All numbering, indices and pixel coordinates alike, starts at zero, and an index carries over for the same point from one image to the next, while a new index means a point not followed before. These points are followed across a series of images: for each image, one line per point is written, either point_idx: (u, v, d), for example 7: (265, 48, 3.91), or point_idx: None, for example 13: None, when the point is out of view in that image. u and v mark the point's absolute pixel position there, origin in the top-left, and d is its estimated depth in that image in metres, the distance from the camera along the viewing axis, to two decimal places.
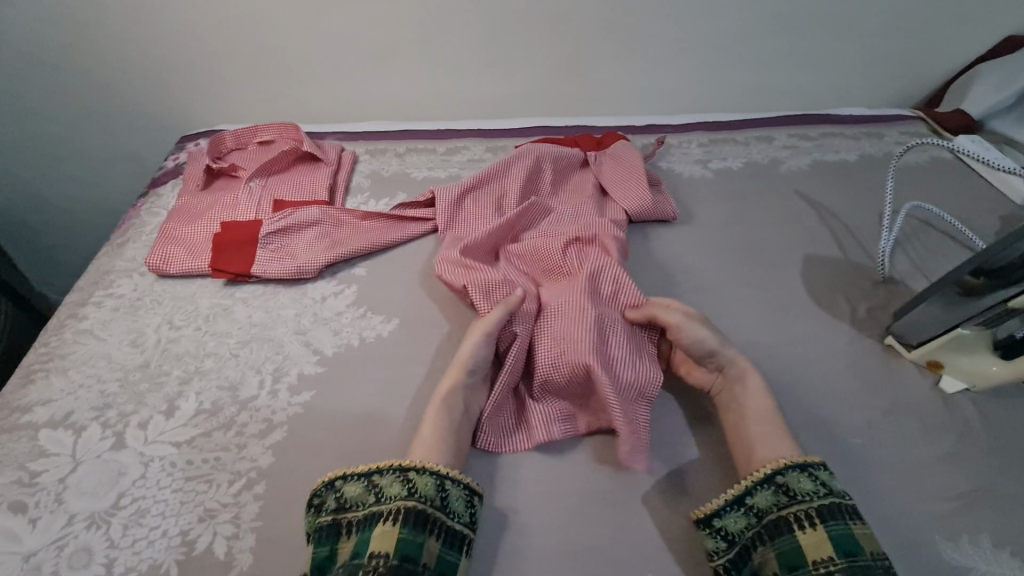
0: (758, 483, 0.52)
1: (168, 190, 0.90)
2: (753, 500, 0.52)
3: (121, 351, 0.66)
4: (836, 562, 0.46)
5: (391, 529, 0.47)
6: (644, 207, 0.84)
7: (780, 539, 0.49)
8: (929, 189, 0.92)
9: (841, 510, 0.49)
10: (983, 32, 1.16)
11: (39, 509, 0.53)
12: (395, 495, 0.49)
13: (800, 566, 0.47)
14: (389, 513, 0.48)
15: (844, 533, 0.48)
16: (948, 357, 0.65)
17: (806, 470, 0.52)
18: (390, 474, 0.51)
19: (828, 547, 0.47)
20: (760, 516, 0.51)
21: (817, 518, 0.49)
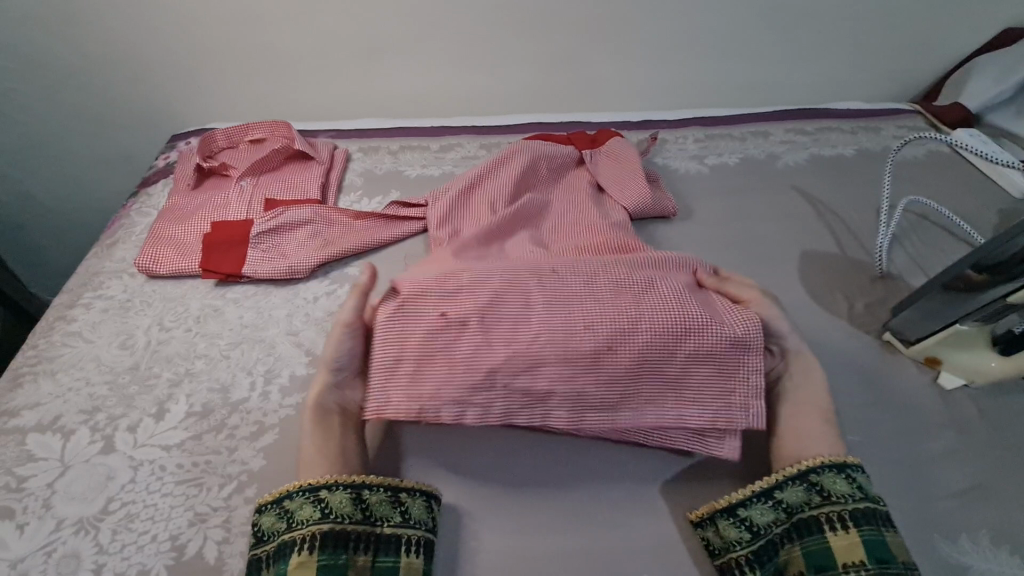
0: (790, 479, 0.51)
1: (158, 190, 0.88)
2: (783, 495, 0.51)
3: (111, 353, 0.66)
4: (867, 567, 0.46)
5: (308, 558, 0.45)
6: (639, 204, 0.83)
7: (809, 538, 0.48)
8: (927, 184, 0.91)
9: (876, 515, 0.48)
10: (980, 26, 1.15)
11: (26, 515, 0.52)
12: (307, 518, 0.48)
13: (829, 567, 0.47)
14: (302, 540, 0.46)
15: (878, 539, 0.47)
16: (947, 353, 0.64)
17: (843, 472, 0.51)
18: (298, 496, 0.49)
19: (859, 551, 0.47)
20: (791, 513, 0.50)
21: (850, 521, 0.48)
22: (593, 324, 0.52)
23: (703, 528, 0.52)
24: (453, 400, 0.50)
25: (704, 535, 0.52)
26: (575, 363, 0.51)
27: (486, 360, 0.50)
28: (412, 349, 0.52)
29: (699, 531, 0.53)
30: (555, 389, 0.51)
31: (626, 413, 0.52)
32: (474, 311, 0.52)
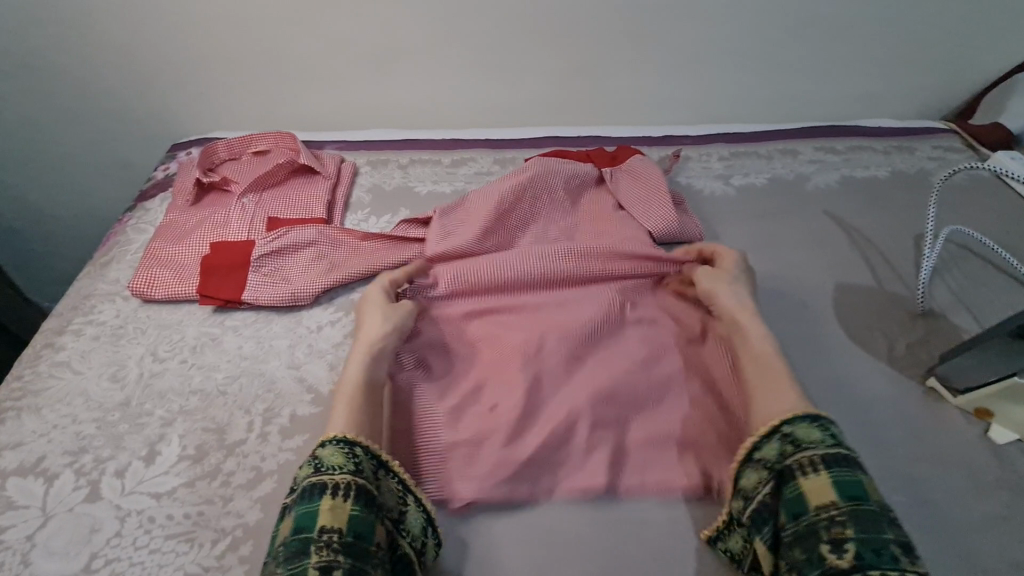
0: (762, 436, 0.50)
1: (157, 204, 0.84)
2: (761, 454, 0.49)
3: (100, 386, 0.61)
4: (838, 507, 0.43)
5: (341, 504, 0.44)
6: (666, 228, 0.78)
7: (786, 489, 0.46)
8: (967, 210, 0.86)
9: (842, 458, 0.46)
10: (1020, 40, 1.10)
11: (3, 572, 0.48)
12: (335, 466, 0.46)
13: (803, 513, 0.44)
14: (333, 486, 0.45)
15: (850, 479, 0.44)
16: (997, 405, 0.59)
17: (815, 421, 0.48)
18: (331, 445, 0.48)
19: (830, 492, 0.44)
20: (767, 468, 0.48)
21: (821, 463, 0.45)
22: (615, 411, 0.59)
23: (720, 542, 0.51)
24: (485, 483, 0.55)
25: (723, 548, 0.51)
26: (580, 433, 0.57)
27: (528, 441, 0.57)
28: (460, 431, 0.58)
29: (719, 545, 0.51)
30: (567, 459, 0.57)
31: (631, 475, 0.56)
32: (494, 395, 0.60)
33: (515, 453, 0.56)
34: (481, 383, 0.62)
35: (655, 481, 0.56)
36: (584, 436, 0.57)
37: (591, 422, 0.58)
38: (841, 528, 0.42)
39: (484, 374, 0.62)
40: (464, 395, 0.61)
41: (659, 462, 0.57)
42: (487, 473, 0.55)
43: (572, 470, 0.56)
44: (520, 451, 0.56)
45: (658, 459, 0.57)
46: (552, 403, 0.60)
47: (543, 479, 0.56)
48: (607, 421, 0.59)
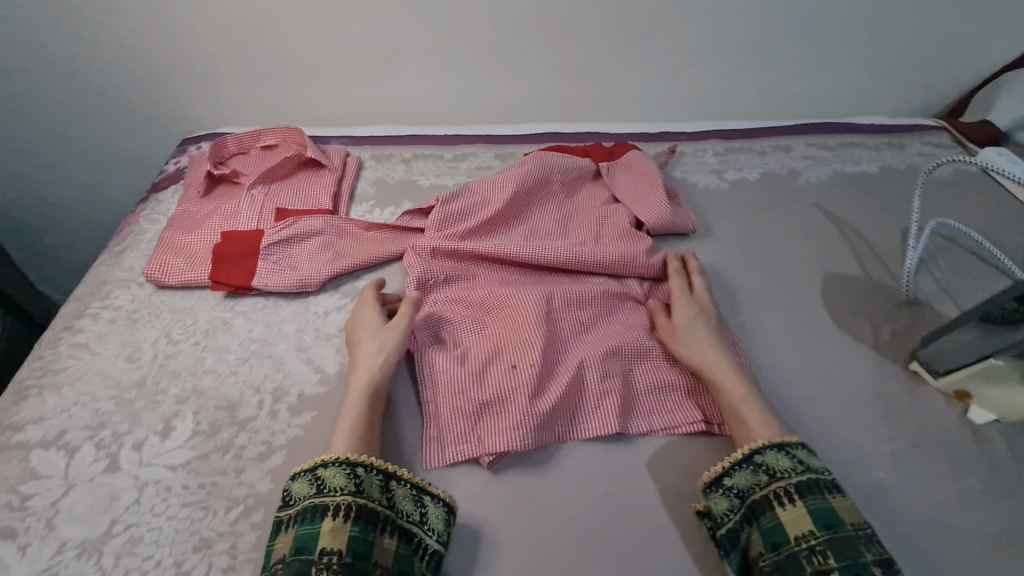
0: (737, 463, 0.55)
1: (169, 195, 0.87)
2: (734, 480, 0.54)
3: (117, 366, 0.64)
4: (817, 535, 0.48)
5: (341, 525, 0.48)
6: (661, 219, 0.80)
7: (763, 518, 0.51)
8: (954, 204, 0.89)
9: (813, 485, 0.51)
10: (1009, 40, 1.12)
11: (28, 536, 0.51)
12: (339, 488, 0.50)
13: (783, 543, 0.49)
14: (335, 508, 0.49)
15: (823, 507, 0.50)
16: (976, 387, 0.62)
17: (784, 450, 0.54)
18: (334, 466, 0.51)
19: (807, 520, 0.49)
20: (743, 497, 0.53)
21: (796, 493, 0.51)
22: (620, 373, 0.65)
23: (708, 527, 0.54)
24: (512, 434, 0.58)
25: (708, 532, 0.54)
26: (583, 387, 0.63)
27: (547, 396, 0.61)
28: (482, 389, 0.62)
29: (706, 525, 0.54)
30: (576, 408, 0.62)
31: (633, 420, 0.62)
32: (507, 358, 0.64)
33: (537, 406, 0.60)
34: (486, 347, 0.66)
35: (654, 424, 0.62)
36: (588, 386, 0.63)
37: (594, 375, 0.64)
38: (822, 557, 0.47)
39: (490, 341, 0.66)
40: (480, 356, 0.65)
41: (655, 411, 0.63)
42: (513, 424, 0.59)
43: (584, 418, 0.62)
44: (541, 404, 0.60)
45: (651, 410, 0.63)
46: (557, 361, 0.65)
47: (558, 428, 0.61)
48: (606, 376, 0.64)
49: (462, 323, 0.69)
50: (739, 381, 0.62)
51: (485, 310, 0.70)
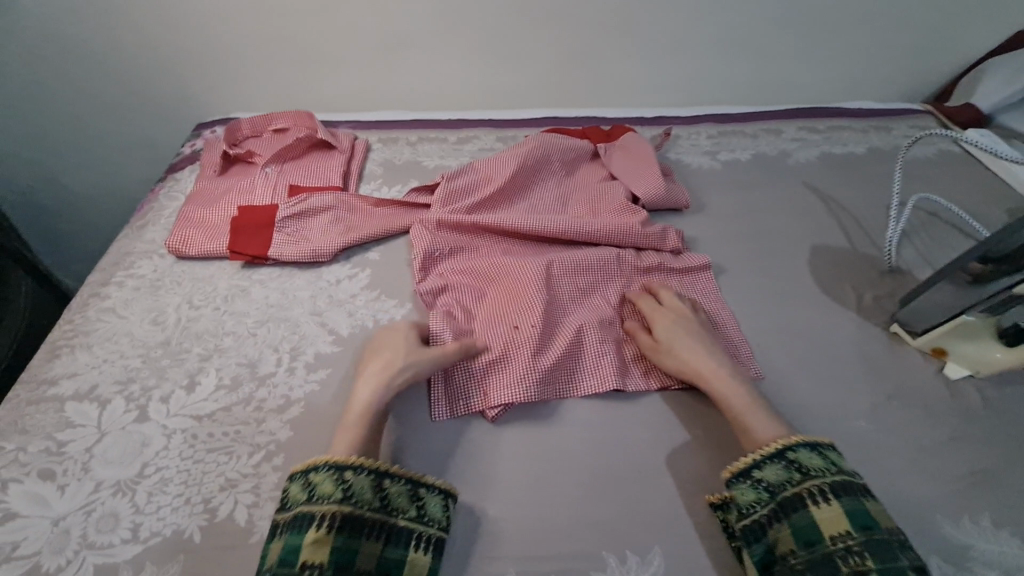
0: (769, 457, 0.53)
1: (186, 175, 0.91)
2: (763, 474, 0.52)
3: (143, 328, 0.68)
4: (853, 536, 0.47)
5: (324, 536, 0.47)
6: (656, 195, 0.84)
7: (794, 515, 0.49)
8: (936, 182, 0.93)
9: (845, 486, 0.50)
10: (993, 27, 1.16)
11: (66, 477, 0.55)
12: (327, 494, 0.49)
13: (817, 542, 0.47)
14: (321, 517, 0.48)
15: (858, 509, 0.48)
16: (951, 344, 0.66)
17: (817, 449, 0.53)
18: (323, 471, 0.50)
19: (843, 521, 0.48)
20: (772, 491, 0.51)
21: (830, 493, 0.49)
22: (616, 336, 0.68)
23: (722, 511, 0.54)
24: (517, 387, 0.61)
25: (723, 517, 0.54)
26: (580, 348, 0.65)
27: (548, 355, 0.64)
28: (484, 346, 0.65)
29: (720, 514, 0.54)
30: (576, 367, 0.65)
31: (630, 380, 0.64)
32: (510, 320, 0.67)
33: (538, 364, 0.63)
34: (491, 312, 0.69)
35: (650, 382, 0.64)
36: (586, 346, 0.66)
37: (592, 336, 0.66)
38: (858, 558, 0.46)
39: (494, 306, 0.69)
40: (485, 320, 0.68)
41: (652, 369, 0.66)
42: (518, 379, 0.62)
43: (583, 376, 0.64)
44: (542, 362, 0.63)
45: (648, 368, 0.66)
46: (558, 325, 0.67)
47: (559, 384, 0.63)
48: (604, 338, 0.67)
49: (465, 289, 0.72)
50: (736, 392, 0.59)
51: (489, 277, 0.73)
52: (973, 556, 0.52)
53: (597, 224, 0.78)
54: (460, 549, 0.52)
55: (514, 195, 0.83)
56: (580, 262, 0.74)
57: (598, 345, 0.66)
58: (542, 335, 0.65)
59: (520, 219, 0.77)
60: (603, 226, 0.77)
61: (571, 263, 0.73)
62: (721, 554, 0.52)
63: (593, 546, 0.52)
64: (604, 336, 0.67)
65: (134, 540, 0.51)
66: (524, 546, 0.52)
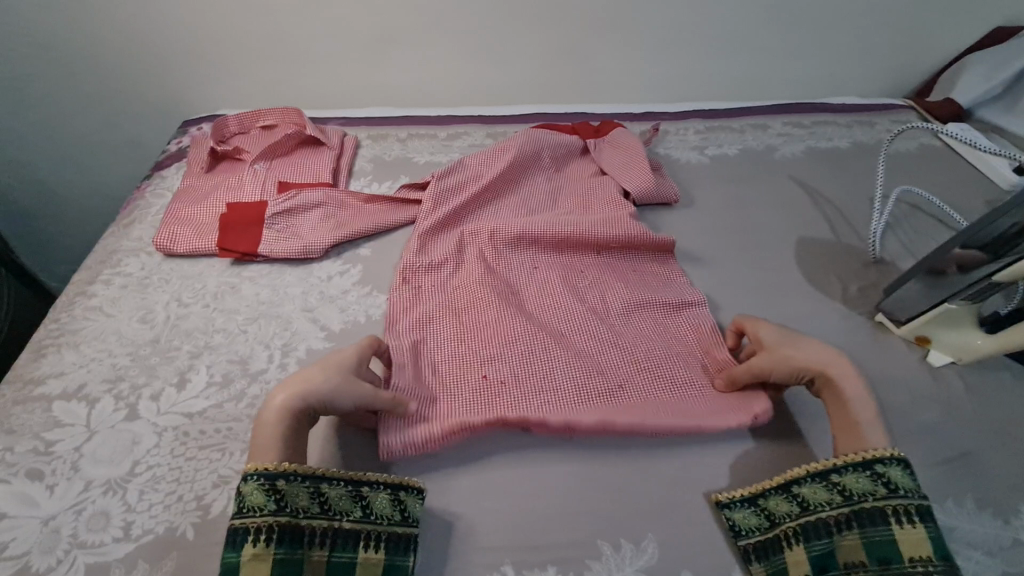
0: (852, 465, 0.52)
1: (172, 173, 0.90)
2: (843, 479, 0.52)
3: (131, 326, 0.68)
4: (933, 562, 0.47)
5: (264, 550, 0.45)
6: (646, 189, 0.85)
7: (876, 528, 0.49)
8: (919, 175, 0.95)
9: (921, 511, 0.49)
10: (973, 23, 1.19)
11: (55, 476, 0.54)
12: (258, 507, 0.46)
13: (894, 559, 0.47)
14: (255, 531, 0.45)
15: (938, 536, 0.48)
16: (934, 331, 0.67)
17: (903, 467, 0.52)
18: (252, 481, 0.47)
19: (925, 546, 0.48)
20: (853, 500, 0.51)
21: (916, 516, 0.49)
22: (603, 356, 0.66)
23: (727, 509, 0.54)
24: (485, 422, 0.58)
25: (728, 516, 0.54)
26: (576, 358, 0.65)
27: (528, 387, 0.63)
28: (458, 377, 0.63)
29: (723, 512, 0.54)
30: (559, 386, 0.63)
31: (638, 417, 0.60)
32: (489, 355, 0.65)
33: (515, 397, 0.61)
34: (488, 340, 0.66)
35: (648, 401, 0.61)
36: (571, 373, 0.64)
37: (575, 361, 0.65)
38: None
39: (487, 316, 0.69)
40: (467, 337, 0.67)
41: (641, 386, 0.64)
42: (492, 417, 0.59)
43: (580, 414, 0.60)
44: (519, 397, 0.61)
45: (637, 389, 0.63)
46: (548, 341, 0.67)
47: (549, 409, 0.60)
48: (590, 360, 0.65)
49: (450, 303, 0.71)
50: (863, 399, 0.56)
51: (473, 295, 0.71)
52: (957, 536, 0.53)
53: (588, 221, 0.78)
54: (455, 539, 0.52)
55: (504, 196, 0.84)
56: (561, 282, 0.74)
57: (582, 369, 0.64)
58: (522, 362, 0.65)
59: (510, 225, 0.77)
60: (588, 227, 0.77)
61: (554, 286, 0.73)
62: (717, 538, 0.53)
63: (591, 534, 0.53)
64: (590, 358, 0.66)
65: (126, 538, 0.50)
66: (517, 532, 0.53)
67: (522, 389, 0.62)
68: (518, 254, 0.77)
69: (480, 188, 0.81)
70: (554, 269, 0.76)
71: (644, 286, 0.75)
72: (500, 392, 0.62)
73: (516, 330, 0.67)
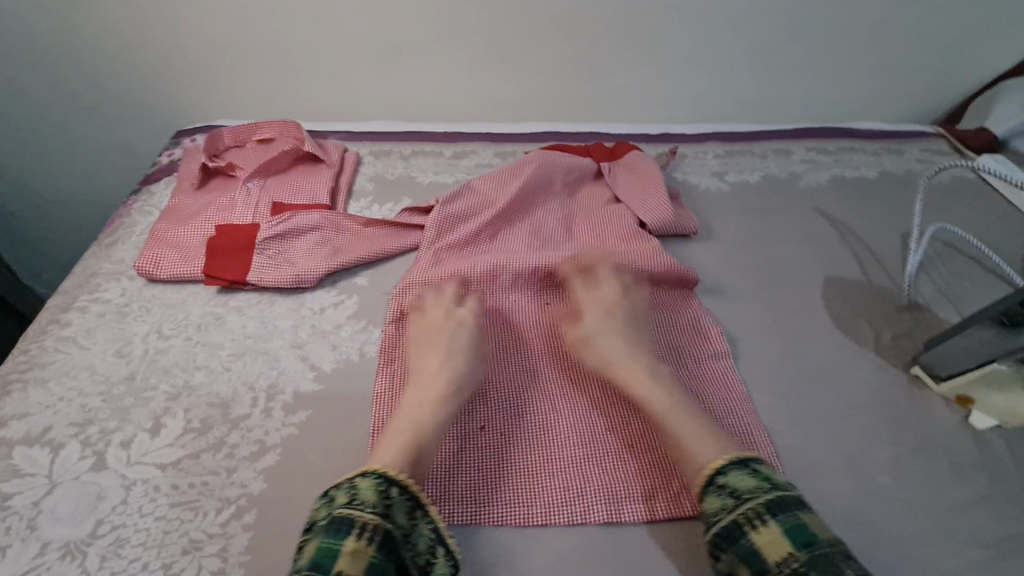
0: (703, 489, 0.49)
1: (162, 187, 0.85)
2: (704, 507, 0.49)
3: (106, 361, 0.62)
4: (796, 556, 0.43)
5: (363, 549, 0.42)
6: (665, 221, 0.80)
7: (738, 542, 0.45)
8: (953, 210, 0.89)
9: (784, 501, 0.47)
10: (1007, 47, 1.13)
11: (9, 537, 0.49)
12: (369, 504, 0.45)
13: (765, 571, 0.43)
14: (359, 526, 0.43)
15: (798, 524, 0.45)
16: (979, 392, 0.62)
17: (747, 466, 0.49)
18: (370, 478, 0.47)
19: (784, 542, 0.44)
20: (711, 525, 0.47)
21: (766, 513, 0.46)
22: (612, 407, 0.60)
23: None
24: (482, 489, 0.54)
25: None
26: (583, 409, 0.60)
27: (530, 439, 0.57)
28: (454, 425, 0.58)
29: None
30: (566, 440, 0.57)
31: (660, 500, 0.54)
32: (487, 403, 0.60)
33: (515, 451, 0.56)
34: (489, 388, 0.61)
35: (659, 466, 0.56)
36: (577, 426, 0.59)
37: (581, 411, 0.60)
38: None
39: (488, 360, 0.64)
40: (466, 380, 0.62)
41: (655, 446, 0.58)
42: (493, 477, 0.55)
43: (594, 496, 0.54)
44: (518, 450, 0.57)
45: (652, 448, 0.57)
46: (553, 389, 0.62)
47: (554, 467, 0.56)
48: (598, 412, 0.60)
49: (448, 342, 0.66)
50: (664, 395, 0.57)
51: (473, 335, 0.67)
52: None
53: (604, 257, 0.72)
54: None
55: (510, 224, 0.78)
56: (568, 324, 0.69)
57: (588, 421, 0.59)
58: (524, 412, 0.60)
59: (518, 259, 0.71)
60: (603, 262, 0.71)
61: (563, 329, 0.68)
62: None
63: None
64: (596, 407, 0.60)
65: None
66: None
67: (523, 442, 0.57)
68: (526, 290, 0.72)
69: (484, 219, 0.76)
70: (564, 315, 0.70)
71: (670, 336, 0.68)
72: (501, 443, 0.57)
73: (524, 379, 0.63)
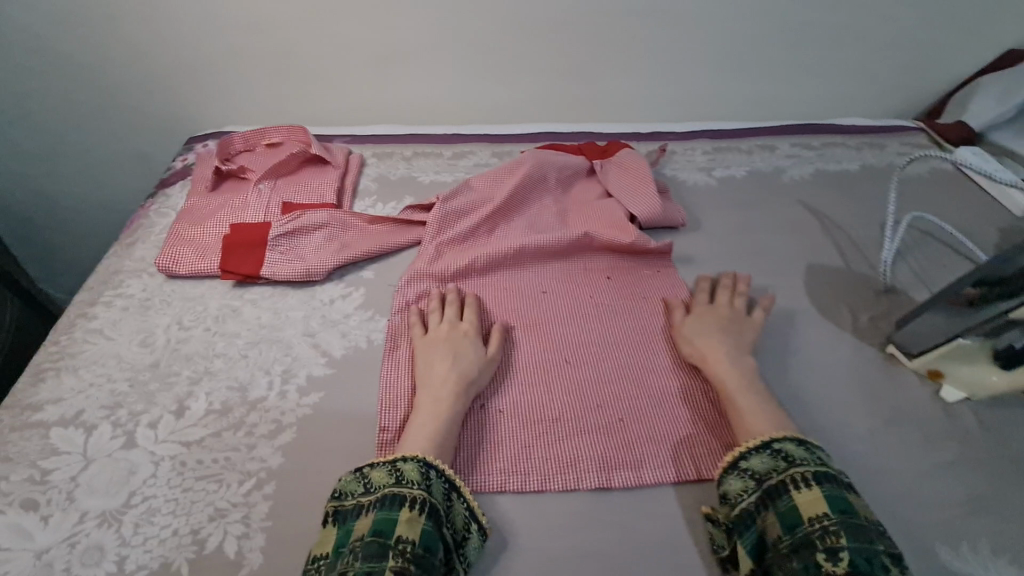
0: (753, 449, 0.54)
1: (177, 191, 0.90)
2: (750, 464, 0.54)
3: (131, 350, 0.67)
4: (830, 517, 0.48)
5: (416, 518, 0.48)
6: (653, 214, 0.84)
7: (778, 500, 0.50)
8: (931, 200, 0.93)
9: (831, 476, 0.51)
10: (985, 44, 1.18)
11: (50, 507, 0.53)
12: (415, 482, 0.50)
13: (799, 524, 0.48)
14: (411, 500, 0.49)
15: (838, 495, 0.49)
16: (948, 366, 0.66)
17: (802, 442, 0.54)
18: (413, 462, 0.52)
19: (822, 504, 0.49)
20: (760, 481, 0.52)
21: (812, 480, 0.50)
22: (605, 385, 0.65)
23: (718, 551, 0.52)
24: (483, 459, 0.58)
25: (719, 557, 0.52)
26: (577, 388, 0.64)
27: (528, 415, 0.62)
28: None
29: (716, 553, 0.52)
30: (561, 415, 0.62)
31: (648, 468, 0.58)
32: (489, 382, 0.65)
33: (513, 425, 0.61)
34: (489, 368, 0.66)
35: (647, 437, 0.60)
36: (572, 402, 0.63)
37: (575, 389, 0.64)
38: (834, 537, 0.46)
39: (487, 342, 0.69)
40: None
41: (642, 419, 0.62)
42: (491, 448, 0.59)
43: (587, 464, 0.58)
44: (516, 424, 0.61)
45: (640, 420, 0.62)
46: (549, 370, 0.66)
47: (550, 438, 0.60)
48: (591, 390, 0.64)
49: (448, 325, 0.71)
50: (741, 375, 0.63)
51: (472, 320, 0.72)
52: None
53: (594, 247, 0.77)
54: None
55: (506, 219, 0.82)
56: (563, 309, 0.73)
57: (582, 397, 0.63)
58: (522, 390, 0.64)
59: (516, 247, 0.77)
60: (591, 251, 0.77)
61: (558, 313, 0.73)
62: None
63: None
64: (589, 385, 0.65)
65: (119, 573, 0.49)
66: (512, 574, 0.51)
67: (519, 416, 0.62)
68: (522, 281, 0.77)
69: (482, 216, 0.80)
70: (558, 301, 0.74)
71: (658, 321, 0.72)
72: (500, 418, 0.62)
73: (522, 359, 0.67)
